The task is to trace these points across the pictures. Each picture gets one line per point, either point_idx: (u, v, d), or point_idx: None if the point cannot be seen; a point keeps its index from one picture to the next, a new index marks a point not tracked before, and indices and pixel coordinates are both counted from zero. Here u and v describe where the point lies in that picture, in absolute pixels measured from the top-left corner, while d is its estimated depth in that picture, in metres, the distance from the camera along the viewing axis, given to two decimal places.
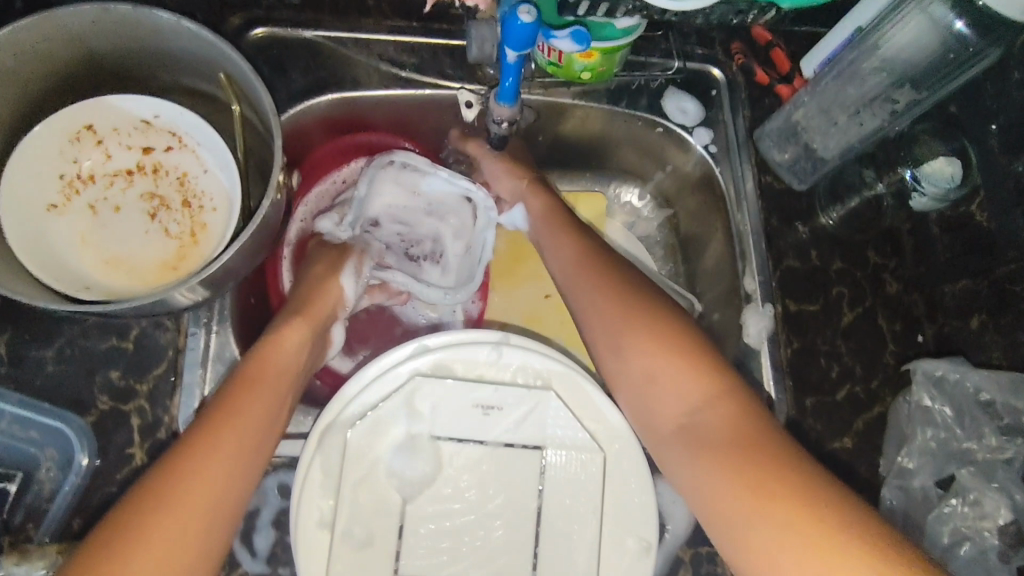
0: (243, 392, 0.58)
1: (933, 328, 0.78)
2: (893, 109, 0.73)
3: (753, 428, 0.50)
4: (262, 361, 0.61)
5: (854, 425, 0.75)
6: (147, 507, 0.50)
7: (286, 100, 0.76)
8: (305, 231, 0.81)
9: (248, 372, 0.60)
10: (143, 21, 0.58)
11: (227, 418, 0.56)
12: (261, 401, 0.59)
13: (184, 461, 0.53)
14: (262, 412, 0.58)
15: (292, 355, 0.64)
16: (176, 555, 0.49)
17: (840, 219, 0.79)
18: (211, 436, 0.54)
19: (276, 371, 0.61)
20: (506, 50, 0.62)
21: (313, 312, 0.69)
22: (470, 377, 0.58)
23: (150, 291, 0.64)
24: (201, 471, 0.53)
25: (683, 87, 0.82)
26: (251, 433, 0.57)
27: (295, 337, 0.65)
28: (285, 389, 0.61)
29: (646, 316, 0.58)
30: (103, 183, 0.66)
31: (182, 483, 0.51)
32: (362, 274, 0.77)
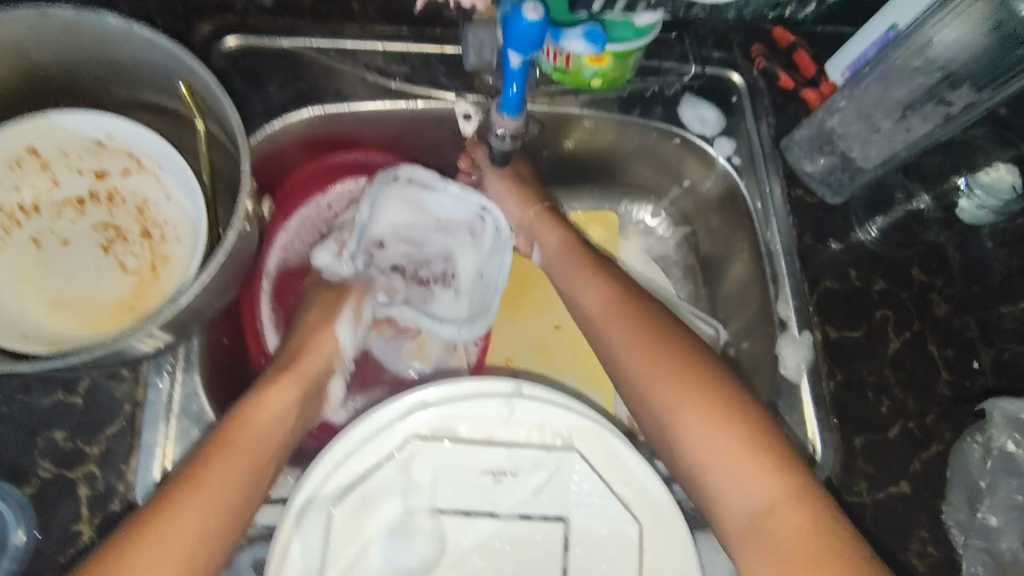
0: (216, 459, 0.49)
1: (989, 353, 0.70)
2: (945, 114, 0.65)
3: (821, 525, 0.45)
4: (242, 425, 0.52)
5: (910, 466, 0.66)
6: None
7: (262, 115, 0.67)
8: (286, 262, 0.73)
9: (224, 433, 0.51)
10: (86, 26, 0.50)
11: (196, 486, 0.48)
12: (240, 461, 0.50)
13: (136, 536, 0.45)
14: (238, 482, 0.50)
15: (281, 417, 0.55)
16: None
17: (883, 233, 0.72)
18: (175, 508, 0.46)
19: (259, 434, 0.52)
20: (509, 54, 0.55)
21: (304, 368, 0.60)
22: (477, 437, 0.49)
23: (102, 337, 0.55)
24: (155, 552, 0.44)
25: (701, 94, 0.75)
26: (224, 504, 0.48)
27: (287, 396, 0.56)
28: (268, 457, 0.53)
29: (670, 364, 0.54)
30: (49, 213, 0.58)
31: (129, 563, 0.44)
32: (363, 316, 0.68)
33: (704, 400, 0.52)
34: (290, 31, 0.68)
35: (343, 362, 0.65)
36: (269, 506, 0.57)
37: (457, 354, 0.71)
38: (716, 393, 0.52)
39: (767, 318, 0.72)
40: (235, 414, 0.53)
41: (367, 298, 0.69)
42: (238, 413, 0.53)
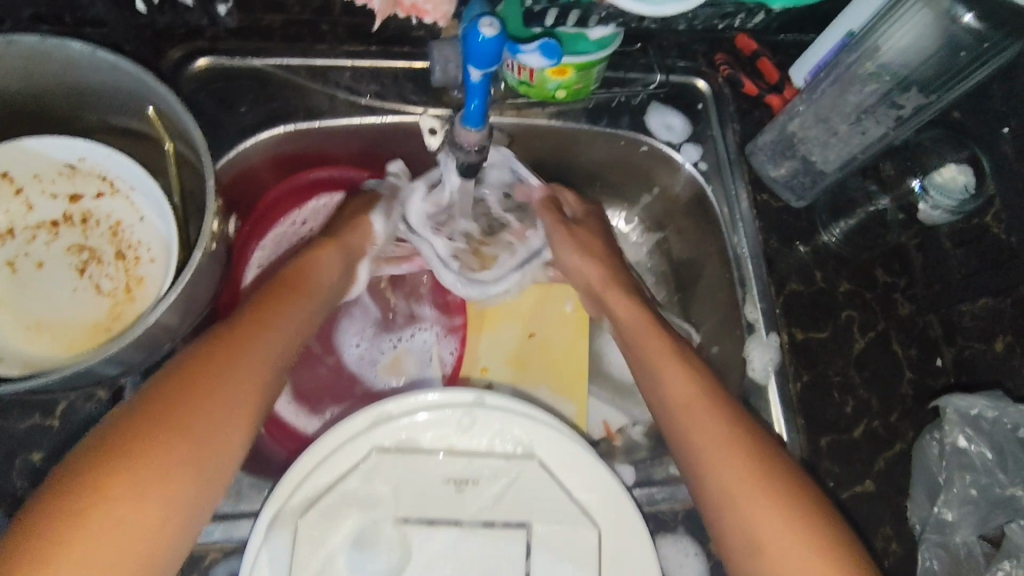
0: (217, 360, 0.49)
1: (951, 351, 0.71)
2: (899, 116, 0.66)
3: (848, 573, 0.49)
4: (246, 334, 0.52)
5: (875, 465, 0.68)
6: (87, 483, 0.41)
7: (234, 135, 0.69)
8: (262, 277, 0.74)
9: (274, 285, 0.59)
10: (51, 53, 0.51)
11: (200, 391, 0.47)
12: (291, 318, 0.57)
13: (138, 440, 0.43)
14: (247, 385, 0.50)
15: (285, 324, 0.56)
16: (189, 461, 0.44)
17: (845, 236, 0.73)
18: (179, 411, 0.45)
19: (266, 338, 0.53)
20: (468, 68, 0.56)
21: (304, 283, 0.60)
22: (441, 446, 0.51)
23: (76, 356, 0.56)
24: (159, 452, 0.43)
25: (667, 102, 0.76)
26: (234, 408, 0.48)
27: (290, 310, 0.57)
28: (282, 359, 0.54)
29: (762, 473, 0.53)
30: (24, 237, 0.59)
31: (139, 459, 0.42)
32: (392, 215, 0.73)
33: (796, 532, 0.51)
34: (259, 52, 0.69)
35: (375, 248, 0.72)
36: (246, 519, 0.59)
37: (433, 363, 0.75)
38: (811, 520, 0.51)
39: (734, 321, 0.74)
40: (234, 325, 0.52)
41: (397, 203, 0.73)
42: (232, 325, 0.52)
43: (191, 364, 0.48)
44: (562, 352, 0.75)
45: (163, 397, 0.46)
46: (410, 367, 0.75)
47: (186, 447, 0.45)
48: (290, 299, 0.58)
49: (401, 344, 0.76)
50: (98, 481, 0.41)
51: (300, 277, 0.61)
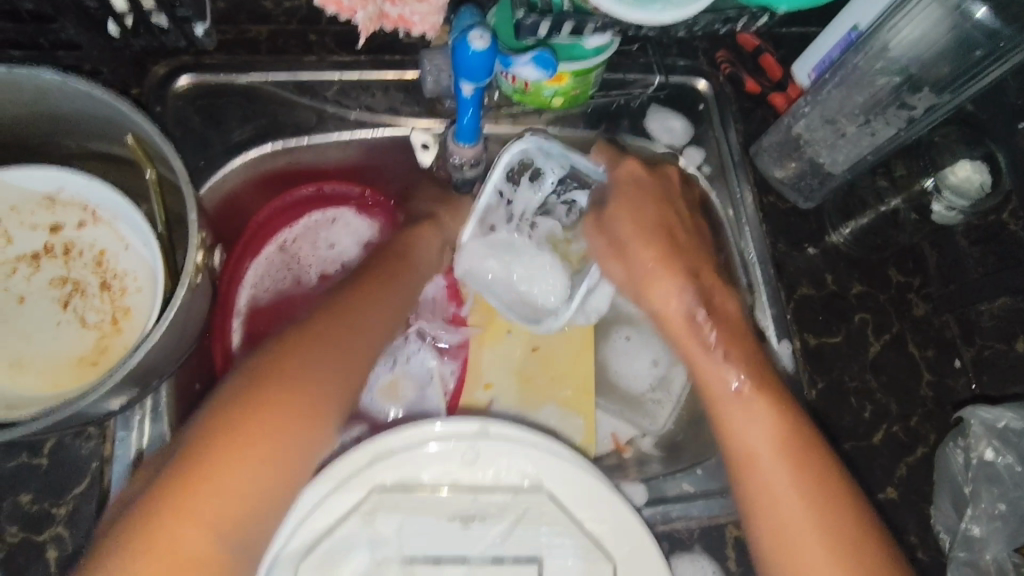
0: (346, 316, 0.53)
1: (970, 351, 0.69)
2: (910, 116, 0.64)
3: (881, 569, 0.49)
4: (370, 292, 0.56)
5: (897, 471, 0.65)
6: (248, 408, 0.45)
7: (222, 154, 0.67)
8: (254, 298, 0.70)
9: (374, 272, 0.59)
10: (22, 83, 0.49)
11: (332, 341, 0.50)
12: (390, 294, 0.58)
13: (278, 376, 0.46)
14: (357, 348, 0.52)
15: (391, 295, 0.58)
16: (330, 390, 0.48)
17: (854, 237, 0.71)
18: (310, 345, 0.49)
19: (376, 306, 0.56)
20: (460, 84, 0.54)
21: (409, 258, 0.64)
22: (444, 482, 0.49)
23: (63, 394, 0.54)
24: (301, 384, 0.47)
25: (667, 105, 0.74)
26: (353, 363, 0.51)
27: (400, 278, 0.61)
28: (383, 327, 0.56)
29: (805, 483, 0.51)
30: (5, 271, 0.57)
31: (279, 387, 0.46)
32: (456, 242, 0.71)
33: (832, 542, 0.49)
34: (245, 67, 0.67)
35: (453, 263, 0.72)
36: None
37: (435, 383, 0.72)
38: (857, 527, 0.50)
39: None
40: (354, 286, 0.56)
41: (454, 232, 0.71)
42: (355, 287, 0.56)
43: (315, 323, 0.51)
44: (567, 365, 0.73)
45: (302, 339, 0.49)
46: (409, 388, 0.72)
47: (302, 392, 0.47)
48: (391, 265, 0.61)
49: (398, 367, 0.73)
50: (230, 440, 0.43)
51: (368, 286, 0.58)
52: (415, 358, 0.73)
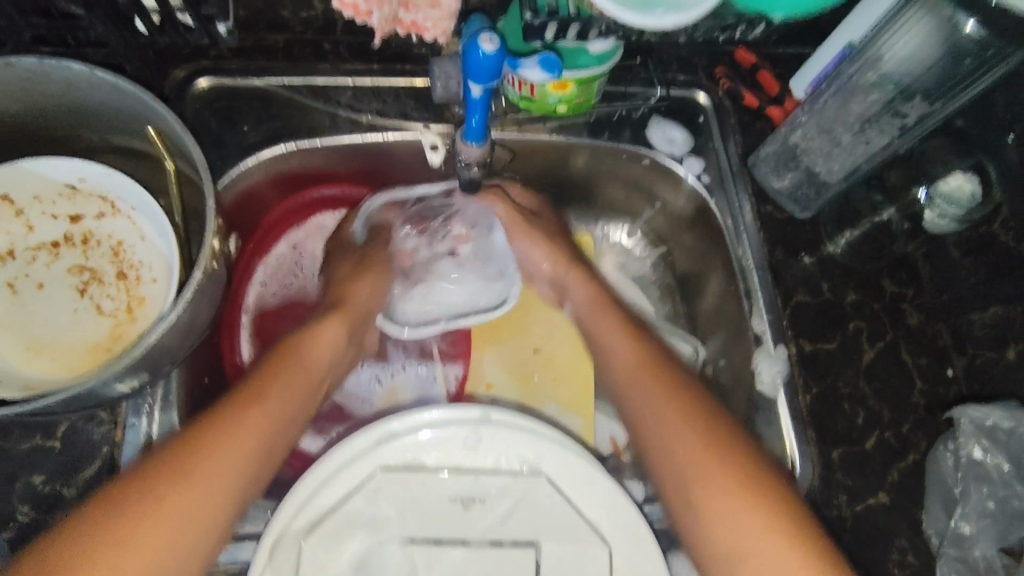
0: (276, 380, 0.55)
1: (962, 360, 0.71)
2: (903, 125, 0.66)
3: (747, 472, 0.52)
4: (301, 352, 0.58)
5: (889, 476, 0.66)
6: (111, 531, 0.44)
7: (237, 154, 0.69)
8: (262, 298, 0.74)
9: (277, 363, 0.57)
10: (51, 76, 0.51)
11: (259, 411, 0.52)
12: (293, 389, 0.56)
13: (207, 446, 0.49)
14: (283, 411, 0.54)
15: (318, 353, 0.60)
16: (199, 506, 0.47)
17: (849, 247, 0.73)
18: (240, 418, 0.51)
19: (305, 366, 0.58)
20: (469, 85, 0.56)
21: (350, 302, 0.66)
22: (445, 465, 0.50)
23: (77, 378, 0.55)
24: (223, 450, 0.49)
25: (668, 116, 0.76)
26: (278, 428, 0.53)
27: (334, 332, 0.63)
28: (309, 390, 0.57)
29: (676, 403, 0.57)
30: (24, 258, 0.59)
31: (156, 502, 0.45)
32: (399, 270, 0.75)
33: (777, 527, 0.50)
34: (261, 71, 0.69)
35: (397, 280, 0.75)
36: (249, 542, 0.58)
37: (437, 381, 0.74)
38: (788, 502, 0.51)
39: (740, 335, 0.73)
40: (285, 349, 0.58)
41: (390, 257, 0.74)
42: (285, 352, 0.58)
43: (198, 437, 0.49)
44: (568, 364, 0.75)
45: (231, 410, 0.52)
46: (407, 393, 0.74)
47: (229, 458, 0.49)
48: (326, 322, 0.63)
49: (395, 376, 0.75)
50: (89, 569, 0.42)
51: (301, 349, 0.59)
52: (408, 366, 0.75)
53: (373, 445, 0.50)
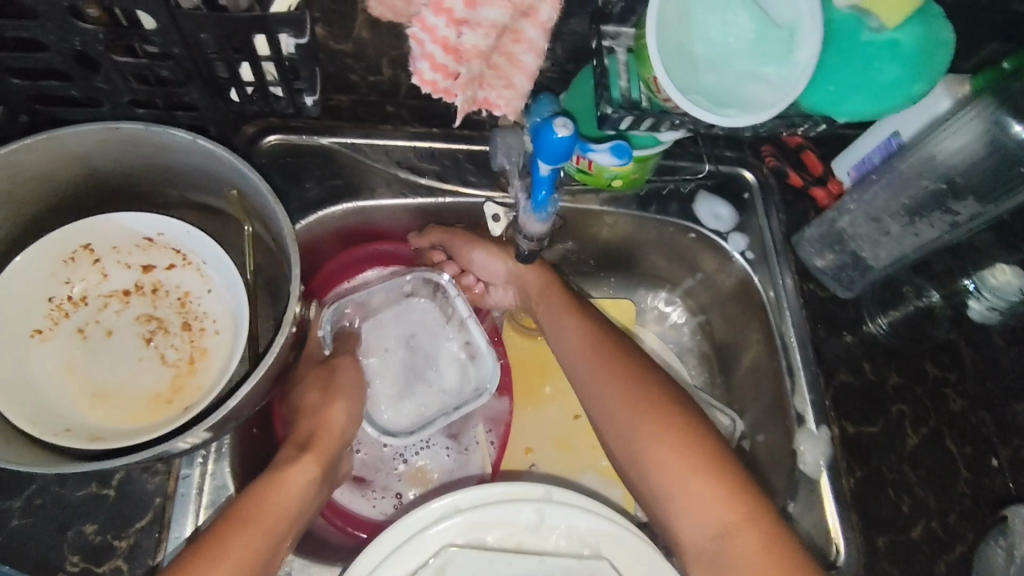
0: (261, 511, 0.55)
1: (1006, 451, 0.71)
2: (952, 221, 0.68)
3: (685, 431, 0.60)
4: (286, 484, 0.57)
5: (935, 568, 0.66)
6: None
7: (299, 210, 0.71)
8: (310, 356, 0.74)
9: (245, 510, 0.54)
10: (148, 138, 0.54)
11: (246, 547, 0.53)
12: (258, 539, 0.53)
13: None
14: (246, 566, 0.52)
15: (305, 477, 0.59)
16: None
17: (892, 329, 0.73)
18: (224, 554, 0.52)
19: (293, 491, 0.57)
20: (538, 163, 0.58)
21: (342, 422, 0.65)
22: (509, 545, 0.50)
23: (139, 430, 0.56)
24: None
25: (715, 192, 0.78)
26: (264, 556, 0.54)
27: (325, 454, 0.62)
28: (276, 538, 0.55)
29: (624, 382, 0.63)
30: (95, 305, 0.60)
31: None
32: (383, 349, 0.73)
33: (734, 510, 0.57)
34: (328, 130, 0.72)
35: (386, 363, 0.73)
36: None
37: (479, 447, 0.73)
38: (744, 488, 0.58)
39: (781, 411, 0.73)
40: (269, 476, 0.57)
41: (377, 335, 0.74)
42: (271, 476, 0.57)
43: None
44: None
45: (217, 540, 0.52)
46: (441, 464, 0.73)
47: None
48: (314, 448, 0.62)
49: (426, 449, 0.73)
50: None
51: (267, 501, 0.55)
52: (440, 439, 0.73)
53: (429, 521, 0.50)
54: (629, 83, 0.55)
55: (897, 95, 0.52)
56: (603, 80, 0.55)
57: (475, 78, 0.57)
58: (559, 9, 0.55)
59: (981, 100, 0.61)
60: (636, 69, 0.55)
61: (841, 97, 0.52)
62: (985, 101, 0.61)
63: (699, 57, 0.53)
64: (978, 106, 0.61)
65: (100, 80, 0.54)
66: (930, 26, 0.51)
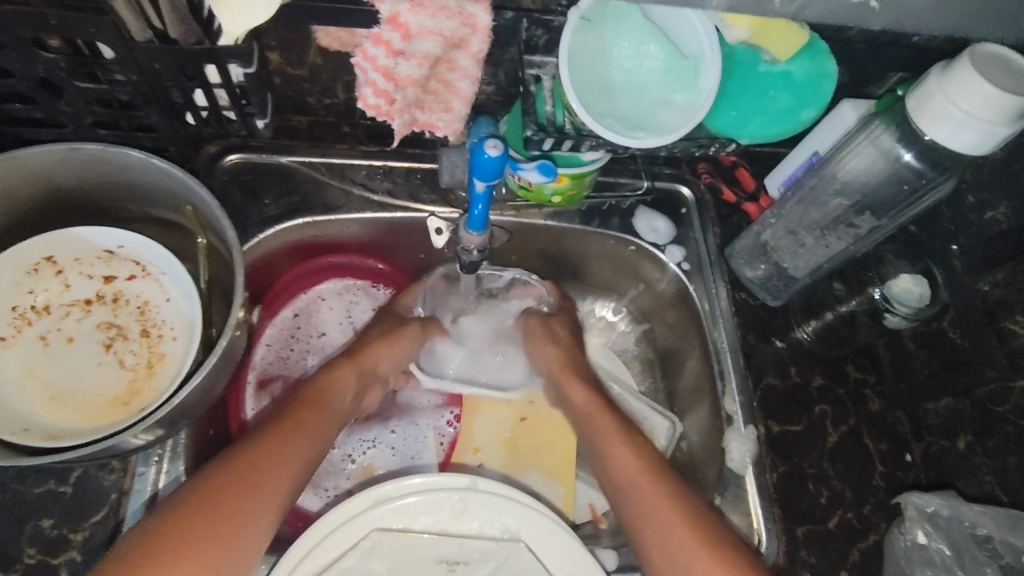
0: (246, 476, 0.56)
1: (920, 447, 0.76)
2: (856, 234, 0.73)
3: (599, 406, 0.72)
4: (271, 455, 0.58)
5: (850, 555, 0.70)
6: (174, 536, 0.51)
7: (258, 225, 0.75)
8: (268, 365, 0.80)
9: (306, 397, 0.66)
10: (109, 157, 0.59)
11: (221, 511, 0.53)
12: (321, 418, 0.65)
13: (180, 538, 0.51)
14: (314, 438, 0.63)
15: (293, 447, 0.60)
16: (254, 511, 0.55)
17: (815, 334, 0.79)
18: (210, 513, 0.53)
19: (278, 463, 0.58)
20: (474, 181, 0.63)
21: (325, 402, 0.66)
22: (431, 530, 0.56)
23: (95, 430, 0.59)
24: (186, 550, 0.51)
25: (654, 207, 0.83)
26: (257, 522, 0.55)
27: (306, 431, 0.62)
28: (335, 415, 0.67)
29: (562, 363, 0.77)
30: (57, 313, 0.64)
31: (224, 504, 0.54)
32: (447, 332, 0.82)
33: (663, 492, 0.64)
34: (286, 150, 0.76)
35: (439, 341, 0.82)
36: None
37: (429, 446, 0.78)
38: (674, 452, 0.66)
39: (713, 412, 0.78)
40: (248, 451, 0.58)
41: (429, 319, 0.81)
42: (254, 447, 0.58)
43: (248, 448, 0.58)
44: (551, 436, 0.79)
45: (244, 457, 0.57)
46: (387, 465, 0.77)
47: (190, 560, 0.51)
48: (300, 424, 0.62)
49: (373, 448, 0.78)
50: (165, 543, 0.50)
51: (324, 390, 0.67)
52: (388, 440, 0.78)
53: (370, 506, 0.56)
54: (554, 108, 0.61)
55: (791, 119, 0.59)
56: (530, 108, 0.61)
57: (412, 103, 0.63)
58: (490, 41, 0.59)
59: (873, 124, 0.66)
60: (560, 97, 0.60)
61: (742, 122, 0.59)
62: (877, 123, 0.65)
63: (615, 86, 0.58)
64: (869, 129, 0.66)
65: (63, 104, 0.58)
66: (817, 60, 0.57)
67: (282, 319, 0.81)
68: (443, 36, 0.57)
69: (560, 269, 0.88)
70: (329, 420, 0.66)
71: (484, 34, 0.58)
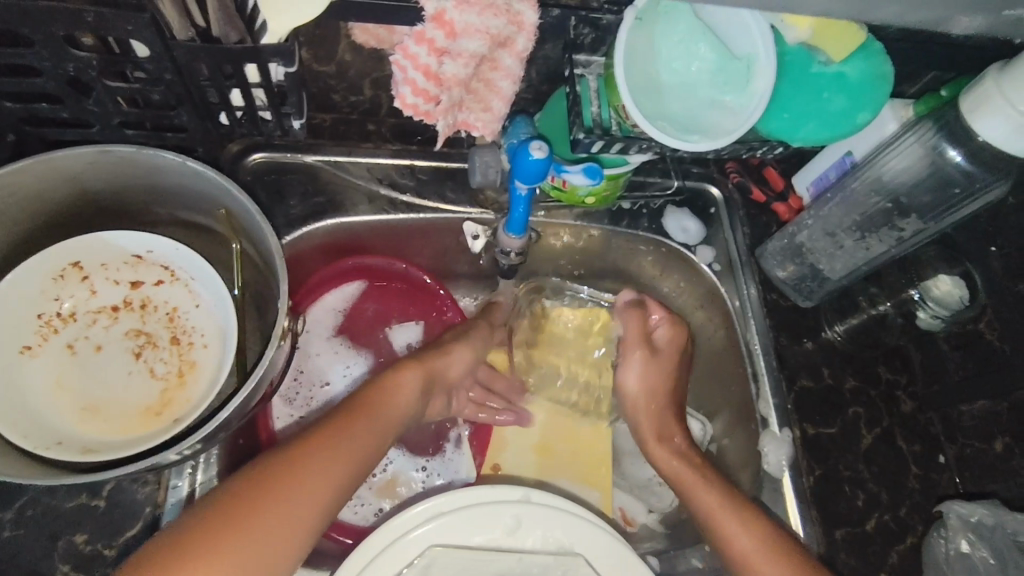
0: (236, 527, 0.50)
1: (953, 448, 0.76)
2: (899, 236, 0.73)
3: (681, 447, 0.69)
4: (318, 449, 0.56)
5: (887, 557, 0.71)
6: (230, 512, 0.51)
7: (284, 226, 0.73)
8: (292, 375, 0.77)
9: (361, 399, 0.63)
10: (141, 159, 0.57)
11: (268, 490, 0.52)
12: (372, 424, 0.61)
13: (225, 515, 0.50)
14: (364, 443, 0.60)
15: (338, 454, 0.57)
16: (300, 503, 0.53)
17: (847, 336, 0.78)
18: (255, 506, 0.51)
19: (330, 462, 0.56)
20: (516, 183, 0.62)
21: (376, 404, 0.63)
22: (489, 547, 0.56)
23: (128, 442, 0.57)
24: (238, 531, 0.50)
25: (683, 207, 0.82)
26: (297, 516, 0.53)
27: (357, 431, 0.60)
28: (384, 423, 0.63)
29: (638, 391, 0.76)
30: (84, 321, 0.61)
31: (284, 488, 0.53)
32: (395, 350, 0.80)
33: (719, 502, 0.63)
34: (310, 148, 0.73)
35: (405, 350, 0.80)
36: None
37: (464, 458, 0.77)
38: None
39: (746, 415, 0.77)
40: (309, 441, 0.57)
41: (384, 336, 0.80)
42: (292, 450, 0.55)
43: (306, 448, 0.56)
44: (587, 440, 0.79)
45: (305, 450, 0.56)
46: (411, 479, 0.75)
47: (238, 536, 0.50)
48: (315, 445, 0.57)
49: (392, 463, 0.76)
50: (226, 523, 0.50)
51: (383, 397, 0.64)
52: (410, 455, 0.76)
53: (408, 528, 0.55)
54: (600, 108, 0.60)
55: (844, 122, 0.58)
56: (576, 108, 0.60)
57: (455, 104, 0.61)
58: (534, 39, 0.58)
59: (922, 125, 0.66)
60: (606, 96, 0.59)
61: (795, 125, 0.58)
62: (925, 124, 0.65)
63: (664, 87, 0.57)
64: (917, 130, 0.66)
65: (91, 103, 0.55)
66: (870, 62, 0.57)
67: (306, 324, 0.78)
68: (490, 34, 0.55)
69: (589, 273, 0.86)
70: (380, 427, 0.62)
71: (529, 31, 0.57)
